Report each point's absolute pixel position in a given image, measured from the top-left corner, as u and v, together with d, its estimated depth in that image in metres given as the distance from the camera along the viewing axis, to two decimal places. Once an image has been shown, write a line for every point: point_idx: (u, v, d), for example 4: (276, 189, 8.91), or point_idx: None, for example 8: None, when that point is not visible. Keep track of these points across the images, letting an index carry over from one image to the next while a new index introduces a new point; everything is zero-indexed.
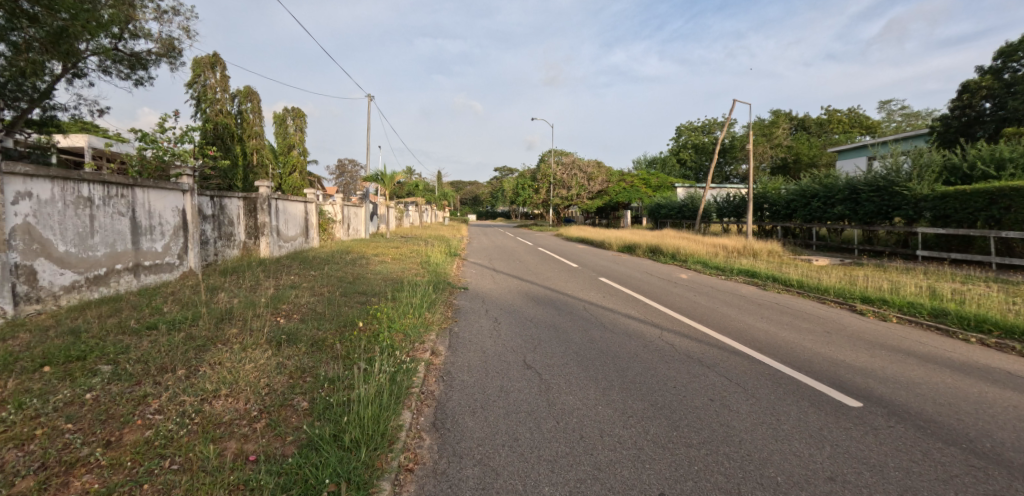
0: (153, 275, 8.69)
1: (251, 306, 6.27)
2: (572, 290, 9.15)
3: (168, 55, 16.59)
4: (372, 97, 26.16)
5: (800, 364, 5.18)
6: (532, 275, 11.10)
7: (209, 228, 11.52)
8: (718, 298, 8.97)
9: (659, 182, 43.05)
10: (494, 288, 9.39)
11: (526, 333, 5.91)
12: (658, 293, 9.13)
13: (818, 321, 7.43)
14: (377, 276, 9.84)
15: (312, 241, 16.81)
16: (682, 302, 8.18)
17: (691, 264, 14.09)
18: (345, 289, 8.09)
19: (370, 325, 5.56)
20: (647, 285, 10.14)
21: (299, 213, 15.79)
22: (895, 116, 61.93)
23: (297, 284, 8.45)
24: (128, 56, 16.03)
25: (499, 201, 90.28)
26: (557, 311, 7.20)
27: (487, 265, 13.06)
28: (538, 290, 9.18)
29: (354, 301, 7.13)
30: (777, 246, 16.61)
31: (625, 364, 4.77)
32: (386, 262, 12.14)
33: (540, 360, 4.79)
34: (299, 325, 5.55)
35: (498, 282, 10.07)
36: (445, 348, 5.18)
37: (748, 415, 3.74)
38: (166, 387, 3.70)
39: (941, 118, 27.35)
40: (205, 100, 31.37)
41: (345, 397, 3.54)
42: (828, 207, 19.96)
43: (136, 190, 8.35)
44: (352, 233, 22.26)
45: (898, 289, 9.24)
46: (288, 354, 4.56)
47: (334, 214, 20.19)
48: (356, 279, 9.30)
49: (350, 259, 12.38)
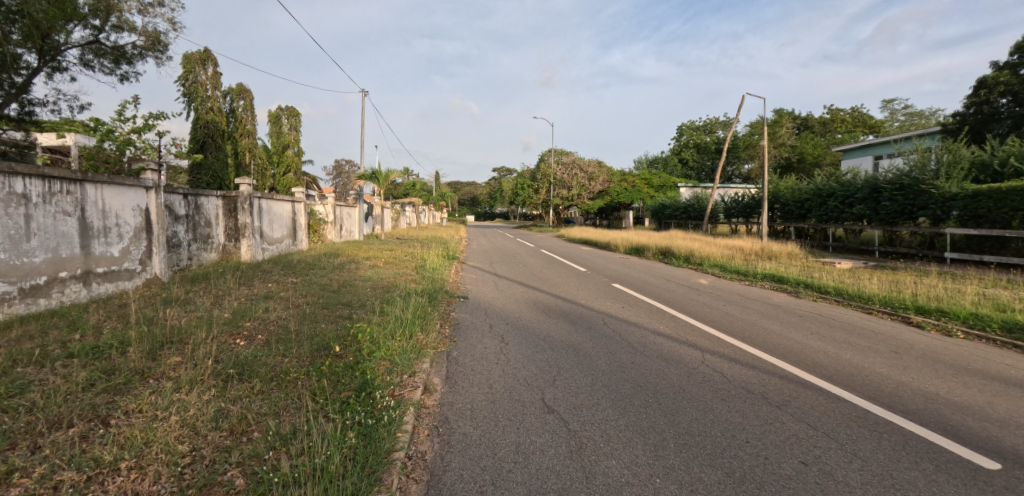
0: (109, 283, 7.62)
1: (204, 324, 5.18)
2: (586, 299, 8.08)
3: (154, 48, 15.50)
4: (365, 92, 25.06)
5: (887, 401, 4.12)
6: (540, 282, 10.00)
7: (181, 230, 10.47)
8: (751, 309, 7.91)
9: (662, 182, 42.08)
10: (498, 297, 8.27)
11: (540, 357, 4.84)
12: (683, 303, 8.07)
13: (877, 338, 6.36)
14: (364, 283, 8.72)
15: (301, 243, 15.67)
16: (714, 315, 7.12)
17: (709, 268, 13.03)
18: (325, 301, 6.98)
19: (347, 351, 4.48)
20: (668, 293, 9.08)
21: (287, 213, 14.65)
22: (899, 115, 61.15)
23: (272, 294, 7.36)
24: (112, 49, 14.98)
25: (498, 202, 89.32)
26: (573, 327, 6.13)
27: (488, 270, 11.93)
28: (548, 299, 8.12)
29: (335, 317, 6.02)
30: (797, 249, 15.56)
31: (674, 405, 3.70)
32: (376, 267, 11.05)
33: (562, 401, 3.72)
34: (260, 351, 4.47)
35: (502, 290, 8.96)
36: (442, 382, 4.09)
37: (864, 492, 2.67)
38: (45, 458, 2.64)
39: (955, 115, 26.36)
40: (195, 97, 30.27)
41: (294, 476, 2.47)
42: (847, 207, 18.93)
43: (86, 186, 7.27)
44: (346, 235, 21.17)
45: (954, 297, 8.16)
46: (234, 397, 3.48)
47: (325, 215, 19.06)
48: (340, 288, 8.16)
49: (337, 263, 11.25)
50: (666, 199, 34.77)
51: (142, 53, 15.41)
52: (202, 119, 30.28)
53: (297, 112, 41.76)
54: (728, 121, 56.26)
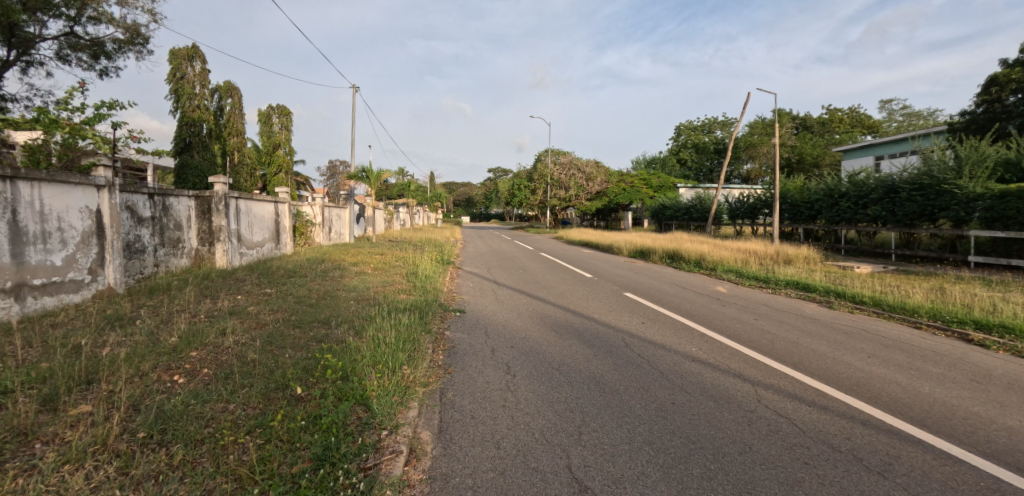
0: (50, 297, 6.60)
1: (138, 355, 4.17)
2: (600, 313, 7.13)
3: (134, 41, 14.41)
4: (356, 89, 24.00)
5: (1011, 460, 3.19)
6: (544, 291, 9.00)
7: (146, 234, 9.47)
8: (786, 324, 6.99)
9: (661, 182, 41.15)
10: (499, 311, 7.27)
11: (557, 397, 3.86)
12: (707, 317, 7.13)
13: (946, 361, 5.44)
14: (345, 295, 7.68)
15: (285, 248, 14.61)
16: (748, 334, 6.19)
17: (723, 274, 12.14)
18: (298, 319, 5.95)
19: (311, 394, 3.50)
20: (689, 304, 8.15)
21: (269, 215, 13.58)
22: (896, 116, 60.66)
23: (237, 310, 6.33)
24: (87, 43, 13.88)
25: (493, 203, 88.38)
26: (591, 350, 5.15)
27: (487, 277, 10.91)
28: (555, 312, 7.15)
29: (306, 341, 5.01)
30: (814, 252, 14.67)
31: (747, 476, 2.76)
32: (364, 274, 10.05)
33: (597, 472, 2.75)
34: (199, 396, 3.49)
35: (502, 302, 7.95)
36: (433, 440, 3.09)
37: None
38: None
39: (964, 115, 25.54)
40: (182, 95, 29.11)
41: None
42: (861, 208, 18.06)
43: (20, 184, 6.23)
44: (335, 237, 20.09)
45: (1012, 310, 7.26)
46: (141, 476, 2.50)
47: (313, 216, 17.98)
48: (318, 301, 7.12)
49: (320, 270, 10.22)
50: (666, 200, 33.84)
51: (120, 47, 14.24)
52: (188, 118, 29.13)
53: (288, 111, 40.54)
54: (726, 121, 55.48)
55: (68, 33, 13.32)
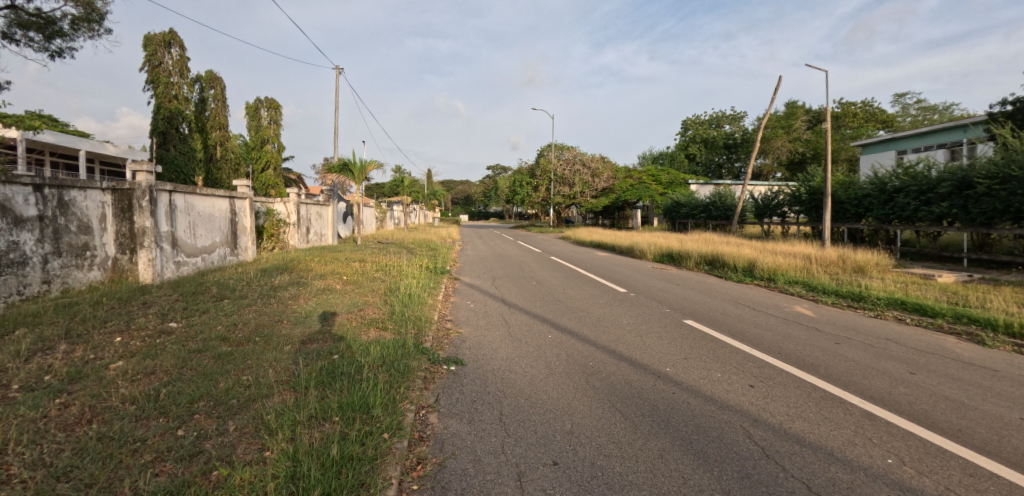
0: None
1: None
2: (673, 363, 4.65)
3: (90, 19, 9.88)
4: (339, 71, 21.10)
5: None
6: (573, 318, 6.45)
7: (26, 241, 6.91)
8: (962, 382, 4.56)
9: (671, 177, 38.71)
10: (515, 359, 4.71)
11: None
12: (829, 369, 4.69)
13: None
14: (284, 332, 5.12)
15: (245, 253, 11.98)
16: (937, 415, 3.76)
17: (789, 287, 9.68)
18: (175, 396, 3.44)
19: None
20: (783, 340, 5.71)
21: (221, 213, 10.92)
22: (910, 110, 58.00)
23: (85, 377, 3.81)
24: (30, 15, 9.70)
25: (492, 201, 85.83)
26: (715, 481, 2.63)
27: (492, 294, 8.33)
28: (602, 363, 4.57)
29: (149, 476, 2.49)
30: (884, 257, 12.18)
31: None
32: (329, 292, 7.51)
33: None
34: None
35: (517, 340, 5.36)
36: None
37: None
38: None
39: (1010, 103, 23.11)
40: (157, 83, 26.36)
41: None
42: (924, 204, 15.59)
43: None
44: (315, 239, 17.56)
45: None
46: None
47: (287, 215, 15.41)
48: (234, 349, 4.56)
49: (271, 285, 7.69)
50: (680, 196, 31.26)
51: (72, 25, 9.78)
52: (164, 108, 26.42)
53: (277, 104, 37.78)
54: (735, 115, 52.93)
55: (14, 7, 9.66)
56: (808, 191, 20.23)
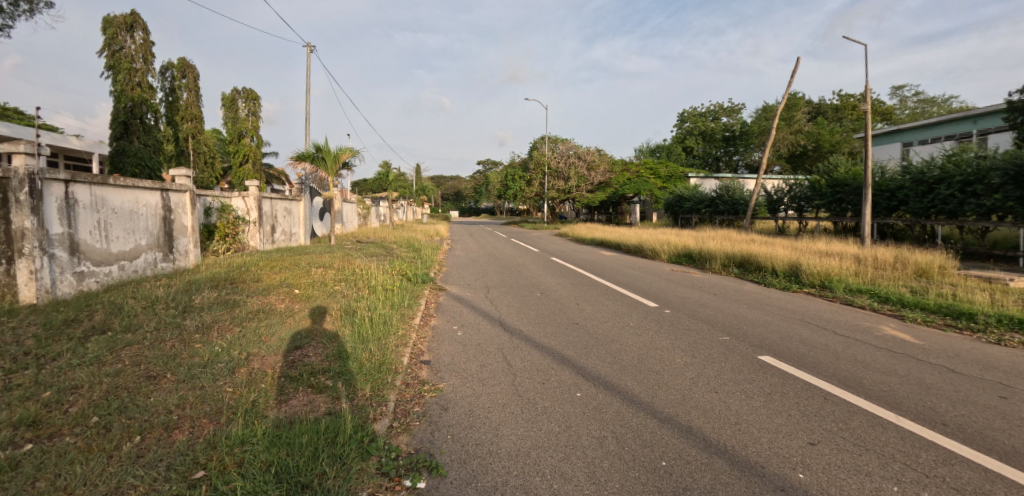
0: None
1: None
2: (798, 460, 2.72)
3: None
4: (312, 49, 18.73)
5: None
6: (603, 356, 4.52)
7: None
8: None
9: (670, 171, 36.35)
10: (530, 455, 2.72)
11: None
12: None
13: None
14: (147, 403, 3.11)
15: (185, 259, 9.91)
16: None
17: (856, 298, 7.80)
18: None
19: None
20: (924, 394, 3.82)
21: (147, 209, 8.80)
22: (909, 102, 56.51)
23: None
24: None
25: (483, 196, 83.73)
26: None
27: (488, 313, 6.37)
28: (683, 465, 2.62)
29: None
30: (945, 256, 10.38)
31: None
32: (263, 316, 5.47)
33: None
34: None
35: (528, 405, 3.40)
36: None
37: None
38: None
39: None
40: (118, 69, 23.82)
41: None
42: (971, 197, 13.80)
43: None
44: (283, 238, 15.47)
45: None
46: None
47: (246, 211, 13.24)
48: (28, 452, 2.56)
49: (190, 307, 5.67)
50: (683, 190, 29.41)
51: None
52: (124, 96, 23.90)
53: (255, 94, 35.29)
54: (733, 107, 51.26)
55: None
56: (830, 182, 18.44)
